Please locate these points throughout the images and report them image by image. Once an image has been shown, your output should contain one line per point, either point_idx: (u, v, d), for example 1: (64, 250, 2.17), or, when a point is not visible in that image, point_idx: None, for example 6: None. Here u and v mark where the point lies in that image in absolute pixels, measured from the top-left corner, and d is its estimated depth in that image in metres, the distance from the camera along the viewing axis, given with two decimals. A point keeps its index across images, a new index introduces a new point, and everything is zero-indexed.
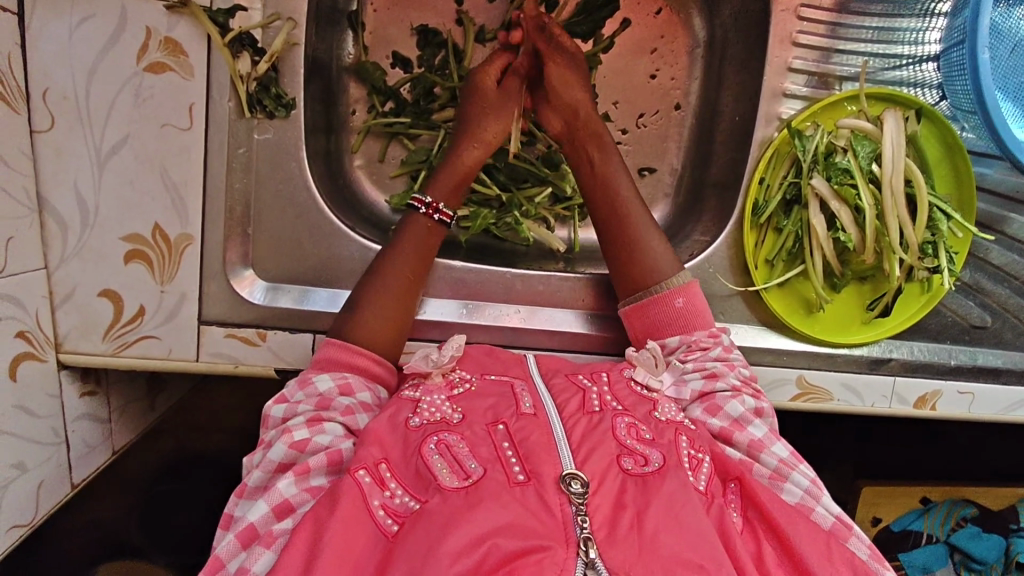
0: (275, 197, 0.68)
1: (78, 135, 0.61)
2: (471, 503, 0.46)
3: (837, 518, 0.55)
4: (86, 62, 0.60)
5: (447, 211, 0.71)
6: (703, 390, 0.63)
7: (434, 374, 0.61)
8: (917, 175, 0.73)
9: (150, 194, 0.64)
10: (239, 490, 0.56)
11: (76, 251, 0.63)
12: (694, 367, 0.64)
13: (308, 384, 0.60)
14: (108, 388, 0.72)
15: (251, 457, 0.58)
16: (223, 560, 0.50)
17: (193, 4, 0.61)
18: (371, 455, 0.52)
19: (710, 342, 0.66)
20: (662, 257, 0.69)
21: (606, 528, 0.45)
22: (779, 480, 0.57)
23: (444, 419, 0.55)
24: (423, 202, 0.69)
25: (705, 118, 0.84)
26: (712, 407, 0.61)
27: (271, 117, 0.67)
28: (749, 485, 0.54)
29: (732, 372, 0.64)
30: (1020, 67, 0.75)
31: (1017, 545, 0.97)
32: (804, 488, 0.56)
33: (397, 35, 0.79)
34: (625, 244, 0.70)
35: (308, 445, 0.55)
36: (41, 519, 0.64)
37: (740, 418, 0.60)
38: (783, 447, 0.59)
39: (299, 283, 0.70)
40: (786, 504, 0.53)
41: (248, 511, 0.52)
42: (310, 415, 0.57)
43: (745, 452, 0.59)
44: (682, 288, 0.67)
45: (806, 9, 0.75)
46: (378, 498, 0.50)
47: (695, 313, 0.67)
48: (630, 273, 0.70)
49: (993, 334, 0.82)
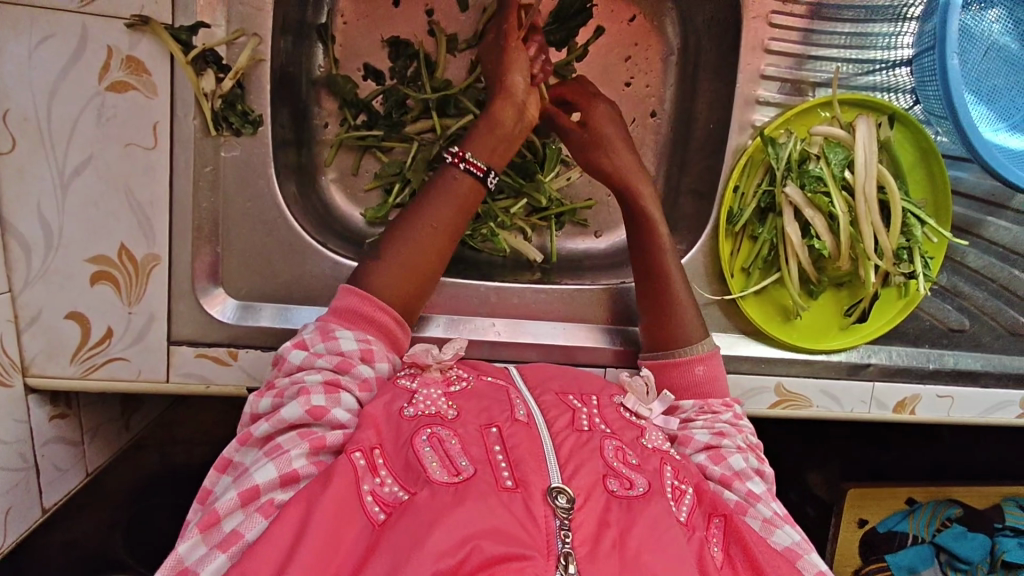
0: (244, 214, 0.68)
1: (40, 156, 0.61)
2: (458, 500, 0.46)
3: (821, 573, 0.53)
4: (47, 82, 0.60)
5: (475, 162, 0.68)
6: (710, 441, 0.62)
7: (433, 368, 0.60)
8: (890, 180, 0.73)
9: (115, 214, 0.63)
10: (244, 438, 0.56)
11: (40, 273, 0.63)
12: (704, 425, 0.64)
13: (330, 338, 0.60)
14: (80, 410, 0.71)
15: (260, 402, 0.57)
16: (221, 514, 0.49)
17: (154, 22, 0.60)
18: (367, 440, 0.53)
19: (722, 408, 0.66)
20: (689, 323, 0.70)
21: (587, 545, 0.45)
22: (771, 526, 0.56)
23: (439, 413, 0.55)
24: (452, 153, 0.68)
25: (680, 125, 0.84)
26: (717, 456, 0.61)
27: (238, 134, 0.66)
28: (735, 524, 0.53)
29: (740, 435, 0.64)
30: (992, 71, 0.75)
31: (1003, 544, 0.97)
32: (795, 539, 0.55)
33: (368, 46, 0.78)
34: (658, 308, 0.71)
35: (324, 414, 0.54)
36: (10, 545, 0.63)
37: (742, 471, 0.60)
38: (778, 506, 0.59)
39: (273, 301, 0.69)
40: (772, 552, 0.52)
41: (254, 469, 0.51)
42: (328, 379, 0.57)
43: (741, 500, 0.58)
44: (703, 357, 0.68)
45: (778, 16, 0.74)
46: (370, 484, 0.49)
47: (712, 382, 0.68)
48: (657, 331, 0.71)
49: (971, 338, 0.81)
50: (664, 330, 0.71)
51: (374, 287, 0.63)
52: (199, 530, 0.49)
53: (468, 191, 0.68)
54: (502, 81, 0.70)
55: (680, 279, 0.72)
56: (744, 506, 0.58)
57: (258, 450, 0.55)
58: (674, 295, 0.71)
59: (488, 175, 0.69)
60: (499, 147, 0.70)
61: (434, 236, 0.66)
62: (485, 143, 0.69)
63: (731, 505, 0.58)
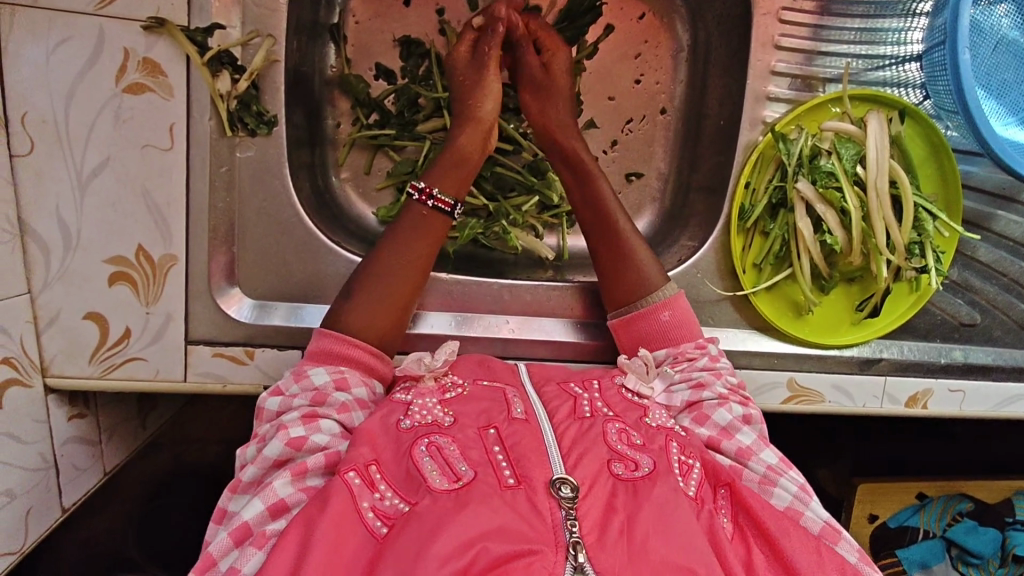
0: (259, 214, 0.68)
1: (57, 158, 0.61)
2: (459, 506, 0.46)
3: (826, 522, 0.54)
4: (65, 84, 0.60)
5: (443, 198, 0.69)
6: (691, 399, 0.63)
7: (426, 377, 0.61)
8: (902, 175, 0.73)
9: (132, 215, 0.63)
10: (233, 485, 0.56)
11: (59, 274, 0.63)
12: (682, 379, 0.64)
13: (303, 377, 0.60)
14: (98, 410, 0.72)
15: (245, 450, 0.57)
16: (216, 557, 0.50)
17: (170, 24, 0.61)
18: (362, 456, 0.52)
19: (696, 353, 0.66)
20: (647, 271, 0.70)
21: (595, 533, 0.45)
22: (768, 486, 0.56)
23: (436, 421, 0.55)
24: (417, 189, 0.68)
25: (691, 122, 0.84)
26: (701, 416, 0.61)
27: (253, 135, 0.67)
28: (740, 493, 0.53)
29: (720, 380, 0.64)
30: (1002, 65, 0.75)
31: (1014, 538, 0.97)
32: (793, 493, 0.56)
33: (380, 45, 0.79)
34: (613, 265, 0.71)
35: (304, 443, 0.55)
36: (32, 544, 0.64)
37: (728, 426, 0.60)
38: (773, 454, 0.59)
39: (287, 300, 0.69)
40: (778, 513, 0.53)
41: (243, 509, 0.52)
42: (305, 411, 0.57)
43: (734, 460, 0.59)
44: (667, 303, 0.68)
45: (788, 12, 0.75)
46: (369, 500, 0.50)
47: (681, 326, 0.68)
48: (615, 288, 0.71)
49: (982, 332, 0.82)
50: (626, 287, 0.70)
51: (349, 325, 0.63)
52: None
53: (435, 226, 0.68)
54: (472, 113, 0.72)
55: (631, 233, 0.71)
56: (738, 468, 0.58)
57: (249, 493, 0.55)
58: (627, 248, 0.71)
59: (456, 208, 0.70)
60: (457, 172, 0.70)
61: (412, 261, 0.67)
62: (453, 176, 0.70)
63: (725, 467, 0.58)
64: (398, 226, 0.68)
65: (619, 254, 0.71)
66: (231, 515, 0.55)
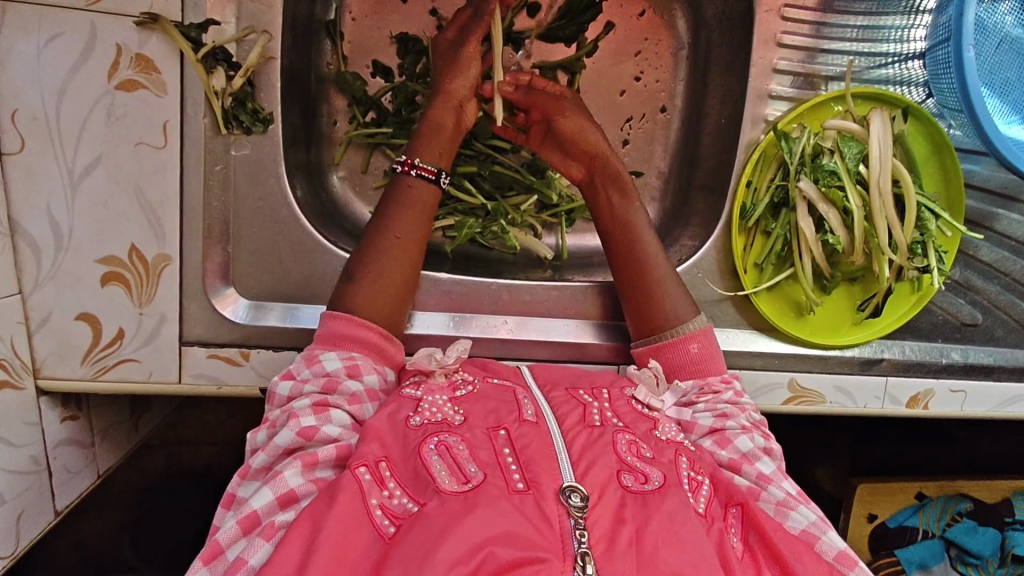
0: (254, 212, 0.67)
1: (49, 155, 0.60)
2: (468, 509, 0.45)
3: (841, 550, 0.53)
4: (56, 80, 0.59)
5: (425, 167, 0.68)
6: (714, 425, 0.62)
7: (437, 373, 0.60)
8: (904, 174, 0.73)
9: (125, 214, 0.62)
10: (242, 471, 0.55)
11: (51, 275, 0.62)
12: (705, 408, 0.63)
13: (315, 363, 0.59)
14: (90, 412, 0.71)
15: (256, 435, 0.57)
16: (222, 545, 0.49)
17: (164, 20, 0.60)
18: (372, 453, 0.52)
19: (722, 386, 0.65)
20: (678, 301, 0.69)
21: (603, 544, 0.44)
22: (785, 510, 0.55)
23: (446, 419, 0.54)
24: (400, 163, 0.68)
25: (692, 120, 0.83)
26: (722, 439, 0.61)
27: (249, 132, 0.66)
28: (753, 512, 0.53)
29: (743, 414, 0.63)
30: (1005, 63, 0.75)
31: (1013, 538, 0.95)
32: (811, 519, 0.55)
33: (377, 43, 0.78)
34: (643, 289, 0.69)
35: (315, 434, 0.54)
36: (24, 548, 0.63)
37: (749, 453, 0.60)
38: (791, 485, 0.59)
39: (282, 301, 0.68)
40: (793, 538, 0.51)
41: (252, 497, 0.51)
42: (316, 400, 0.56)
43: (752, 484, 0.58)
44: (697, 334, 0.67)
45: (791, 9, 0.74)
46: (377, 497, 0.49)
47: (708, 359, 0.67)
48: (644, 315, 0.69)
49: (985, 332, 0.81)
50: (643, 270, 0.70)
51: (355, 309, 0.63)
52: (203, 564, 0.48)
53: (425, 197, 0.68)
54: (441, 87, 0.70)
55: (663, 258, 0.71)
56: (757, 491, 0.57)
57: (258, 481, 0.54)
58: (661, 279, 0.69)
59: (440, 176, 0.69)
60: (441, 147, 0.70)
61: (402, 250, 0.65)
62: (434, 148, 0.69)
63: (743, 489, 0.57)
64: (388, 203, 0.67)
65: (630, 250, 0.71)
66: (239, 501, 0.54)
